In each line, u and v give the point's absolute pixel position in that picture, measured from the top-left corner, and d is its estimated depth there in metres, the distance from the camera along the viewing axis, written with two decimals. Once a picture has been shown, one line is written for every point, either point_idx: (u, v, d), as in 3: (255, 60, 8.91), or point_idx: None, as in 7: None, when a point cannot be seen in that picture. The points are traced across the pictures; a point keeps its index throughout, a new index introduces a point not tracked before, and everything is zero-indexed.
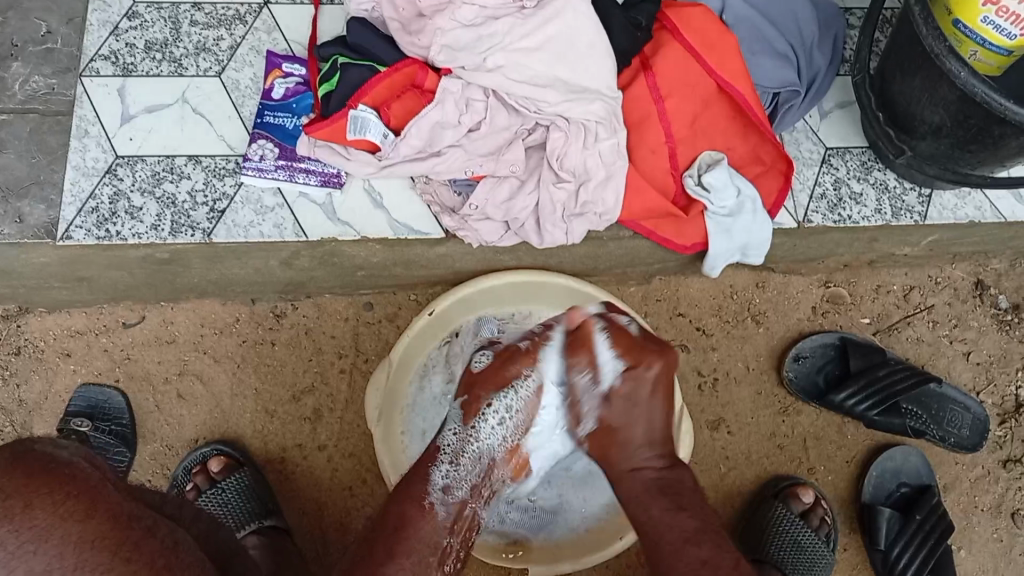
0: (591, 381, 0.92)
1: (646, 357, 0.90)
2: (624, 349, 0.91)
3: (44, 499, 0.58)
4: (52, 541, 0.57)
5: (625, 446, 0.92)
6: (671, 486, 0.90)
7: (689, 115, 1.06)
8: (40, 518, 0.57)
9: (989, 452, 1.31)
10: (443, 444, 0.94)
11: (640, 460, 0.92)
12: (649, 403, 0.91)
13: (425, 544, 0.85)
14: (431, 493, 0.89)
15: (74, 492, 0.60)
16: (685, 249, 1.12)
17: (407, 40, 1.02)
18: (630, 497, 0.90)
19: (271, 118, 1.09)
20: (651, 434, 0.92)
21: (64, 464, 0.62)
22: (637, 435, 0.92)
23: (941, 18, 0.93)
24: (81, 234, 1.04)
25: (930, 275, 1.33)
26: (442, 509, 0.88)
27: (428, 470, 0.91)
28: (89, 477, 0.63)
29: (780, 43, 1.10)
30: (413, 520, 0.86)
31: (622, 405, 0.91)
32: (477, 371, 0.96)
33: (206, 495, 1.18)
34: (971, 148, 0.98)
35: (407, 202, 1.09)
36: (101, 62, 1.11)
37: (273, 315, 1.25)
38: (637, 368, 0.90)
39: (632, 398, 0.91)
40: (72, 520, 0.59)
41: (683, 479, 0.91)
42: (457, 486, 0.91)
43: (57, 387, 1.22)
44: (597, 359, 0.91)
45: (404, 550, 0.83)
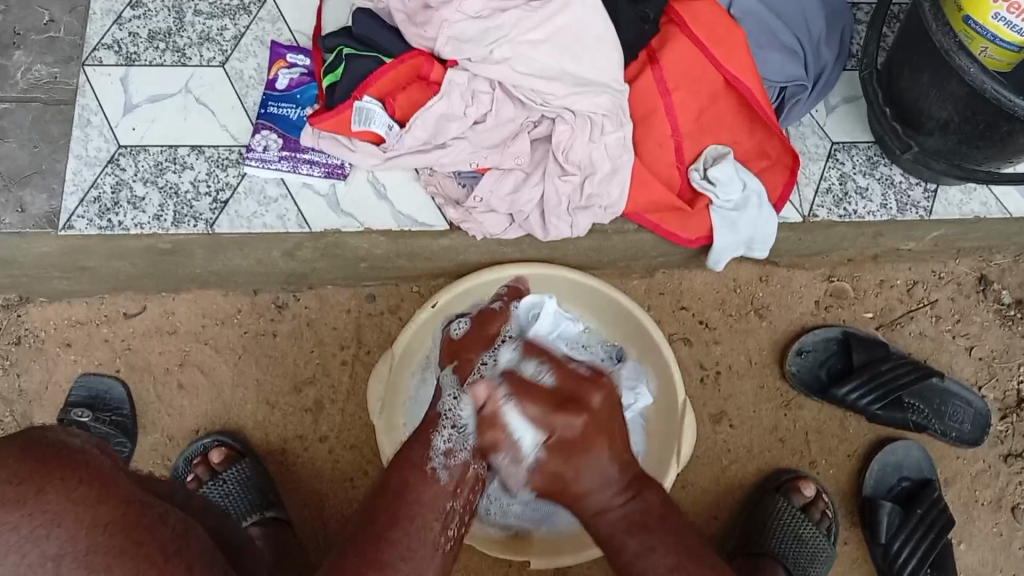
0: (513, 459, 0.80)
1: (563, 417, 0.78)
2: (541, 410, 0.78)
3: (56, 486, 0.58)
4: (66, 524, 0.57)
5: (585, 498, 0.81)
6: (641, 523, 0.80)
7: (695, 110, 1.06)
8: (52, 502, 0.57)
9: (990, 446, 1.31)
10: (443, 409, 0.90)
11: (603, 505, 0.81)
12: (591, 455, 0.80)
13: (428, 509, 0.82)
14: (433, 458, 0.85)
15: (85, 478, 0.61)
16: (689, 242, 1.10)
17: (412, 31, 1.01)
18: (603, 542, 0.82)
19: (275, 109, 1.08)
20: (607, 480, 0.81)
21: (75, 451, 0.63)
22: (587, 487, 0.80)
23: (951, 15, 0.92)
24: (83, 224, 1.04)
25: (934, 270, 1.33)
26: (444, 473, 0.84)
27: (429, 435, 0.87)
28: (101, 464, 0.64)
29: (788, 37, 1.10)
30: (414, 483, 0.83)
31: (562, 468, 0.79)
32: (459, 337, 0.94)
33: (208, 486, 1.18)
34: (978, 144, 0.98)
35: (411, 193, 1.09)
36: (103, 51, 1.10)
37: (275, 305, 1.25)
38: (561, 429, 0.78)
39: (571, 455, 0.79)
40: (85, 504, 0.59)
41: (652, 507, 0.81)
42: (460, 448, 0.86)
43: (59, 377, 1.22)
44: (513, 433, 0.79)
45: (407, 512, 0.80)
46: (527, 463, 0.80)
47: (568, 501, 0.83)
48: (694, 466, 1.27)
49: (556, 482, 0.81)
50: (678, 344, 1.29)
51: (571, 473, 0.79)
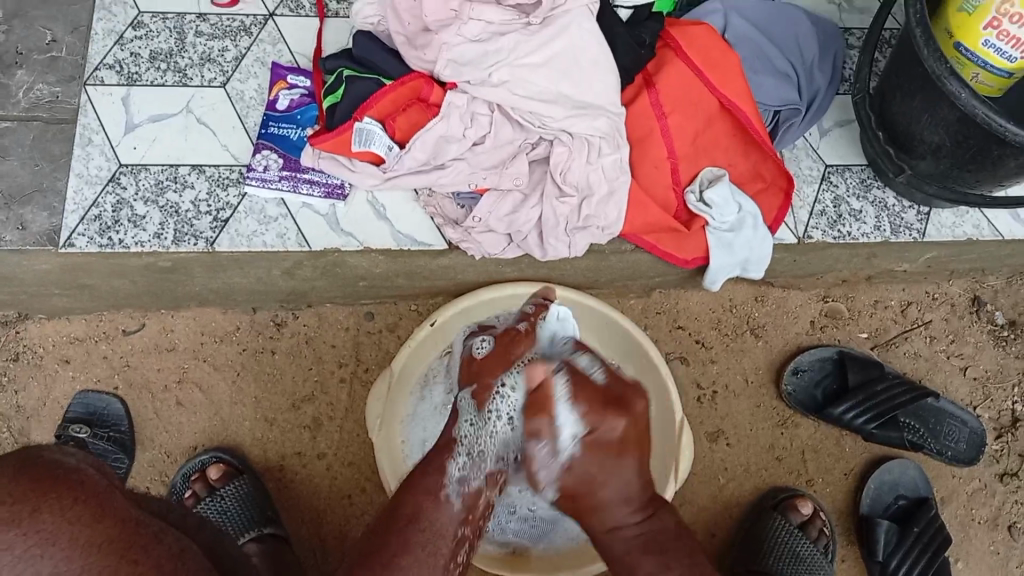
0: (551, 450, 0.87)
1: (607, 420, 0.85)
2: (586, 406, 0.85)
3: (52, 504, 0.59)
4: (59, 544, 0.57)
5: (602, 510, 0.89)
6: (655, 542, 0.88)
7: (691, 132, 1.07)
8: (47, 521, 0.58)
9: (986, 466, 1.32)
10: (460, 436, 0.92)
11: (618, 521, 0.89)
12: (620, 466, 0.87)
13: (441, 535, 0.83)
14: (448, 485, 0.87)
15: (82, 497, 0.61)
16: (686, 263, 1.11)
17: (414, 54, 1.03)
18: (614, 558, 0.89)
19: (275, 130, 1.09)
20: (628, 496, 0.89)
21: (71, 470, 0.63)
22: (608, 497, 0.88)
23: (943, 41, 0.94)
24: (83, 241, 1.04)
25: (928, 290, 1.34)
26: (458, 501, 0.86)
27: (444, 462, 0.89)
28: (97, 484, 0.64)
29: (782, 61, 1.12)
30: (427, 511, 0.84)
31: (592, 474, 0.87)
32: (481, 357, 0.93)
33: (205, 503, 1.18)
34: (970, 167, 0.99)
35: (410, 213, 1.10)
36: (105, 71, 1.11)
37: (273, 323, 1.26)
38: (598, 432, 0.85)
39: (598, 463, 0.86)
40: (80, 524, 0.59)
41: (666, 528, 0.89)
42: (472, 477, 0.89)
43: (56, 393, 1.22)
44: (558, 424, 0.86)
45: (422, 540, 0.81)
46: (562, 457, 0.86)
47: (585, 510, 0.90)
48: (691, 485, 1.27)
49: (581, 486, 0.88)
50: (675, 363, 1.30)
51: (599, 481, 0.87)
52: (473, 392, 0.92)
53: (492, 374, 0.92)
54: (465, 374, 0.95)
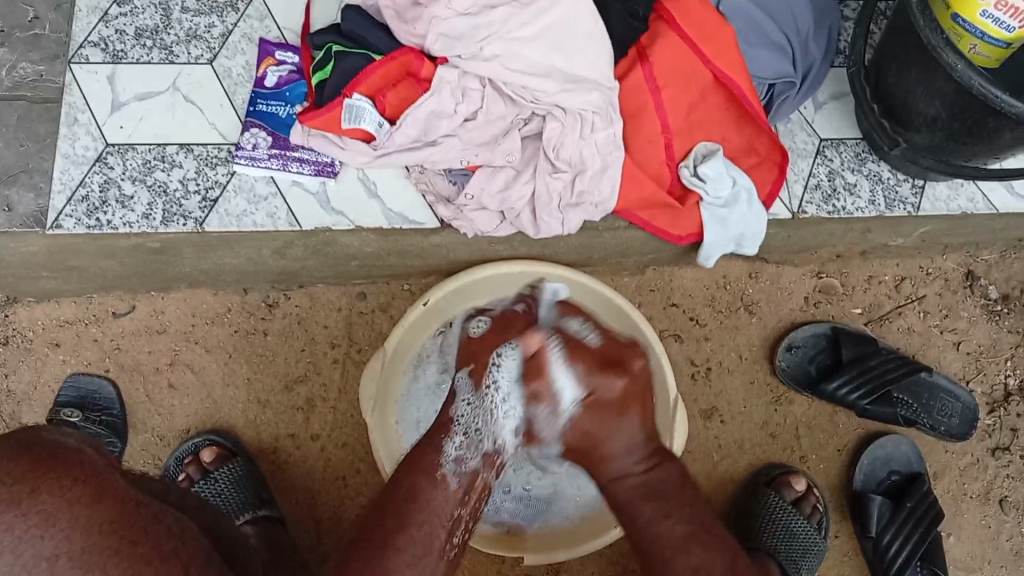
0: (551, 412, 0.84)
1: (605, 382, 0.83)
2: (585, 367, 0.83)
3: (52, 486, 0.58)
4: (61, 525, 0.56)
5: (608, 462, 0.86)
6: (656, 491, 0.86)
7: (685, 105, 1.06)
8: (47, 503, 0.57)
9: (978, 440, 1.32)
10: (456, 415, 0.89)
11: (623, 469, 0.86)
12: (619, 421, 0.84)
13: (436, 515, 0.84)
14: (444, 464, 0.86)
15: (83, 477, 0.60)
16: (679, 240, 1.11)
17: (403, 28, 1.01)
18: (618, 503, 0.87)
19: (262, 107, 1.08)
20: (632, 448, 0.86)
21: (71, 450, 0.62)
22: (616, 449, 0.85)
23: (939, 12, 0.93)
24: (72, 223, 1.03)
25: (922, 266, 1.34)
26: (453, 480, 0.85)
27: (440, 441, 0.87)
28: (96, 465, 0.63)
29: (777, 33, 1.10)
30: (424, 491, 0.84)
31: (591, 429, 0.84)
32: (478, 336, 0.89)
33: (199, 485, 1.17)
34: (964, 140, 0.99)
35: (401, 191, 1.09)
36: (90, 49, 1.09)
37: (265, 304, 1.25)
38: (597, 390, 0.83)
39: (601, 418, 0.84)
40: (81, 505, 0.58)
41: (669, 478, 0.87)
42: (470, 457, 0.87)
43: (47, 377, 1.21)
44: (554, 383, 0.83)
45: (416, 523, 0.82)
46: (562, 421, 0.84)
47: (589, 459, 0.87)
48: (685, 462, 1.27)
49: (583, 440, 0.85)
50: (669, 340, 1.29)
51: (603, 435, 0.84)
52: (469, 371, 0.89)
53: (487, 352, 0.87)
54: (465, 353, 0.91)
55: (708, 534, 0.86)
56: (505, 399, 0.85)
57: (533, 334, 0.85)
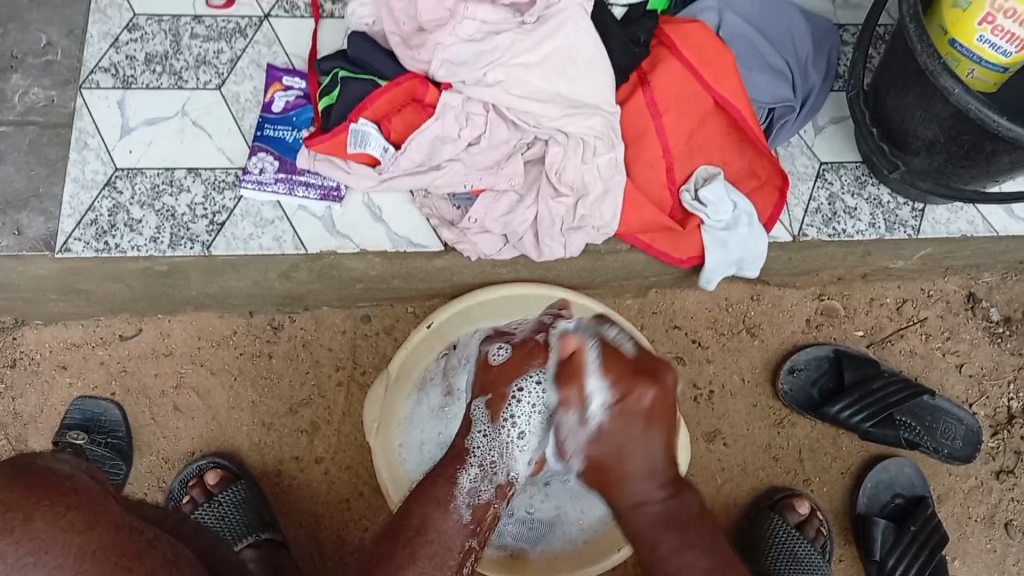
0: (578, 420, 0.82)
1: (638, 391, 0.79)
2: (617, 375, 0.80)
3: (45, 512, 0.59)
4: (52, 552, 0.58)
5: (630, 485, 0.83)
6: (678, 519, 0.84)
7: (686, 130, 1.08)
8: (40, 529, 0.58)
9: (982, 463, 1.32)
10: (472, 447, 0.89)
11: (644, 495, 0.84)
12: (644, 436, 0.81)
13: (448, 546, 0.83)
14: (458, 497, 0.86)
15: (76, 504, 0.61)
16: (680, 262, 1.12)
17: (408, 54, 1.03)
18: (635, 534, 0.85)
19: (270, 131, 1.10)
20: (654, 470, 0.83)
21: (64, 477, 0.63)
22: (638, 471, 0.82)
23: (937, 37, 0.94)
24: (80, 246, 1.04)
25: (923, 288, 1.35)
26: (466, 512, 0.86)
27: (455, 473, 0.88)
28: (92, 491, 0.64)
29: (776, 58, 1.12)
30: (436, 522, 0.83)
31: (615, 442, 0.81)
32: (499, 364, 0.89)
33: (202, 509, 1.18)
34: (964, 164, 1.00)
35: (406, 215, 1.10)
36: (101, 74, 1.11)
37: (270, 327, 1.26)
38: (628, 400, 0.79)
39: (628, 430, 0.80)
40: (74, 531, 0.59)
41: (689, 506, 0.85)
42: (483, 489, 0.88)
43: (55, 400, 1.22)
44: (587, 388, 0.80)
45: (430, 555, 0.81)
46: (589, 430, 0.81)
47: (608, 481, 0.84)
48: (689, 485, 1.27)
49: (607, 457, 0.82)
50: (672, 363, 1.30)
51: (626, 451, 0.81)
52: (487, 401, 0.89)
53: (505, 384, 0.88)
54: (480, 380, 0.90)
55: (731, 569, 0.84)
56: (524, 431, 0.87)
57: (574, 334, 0.84)
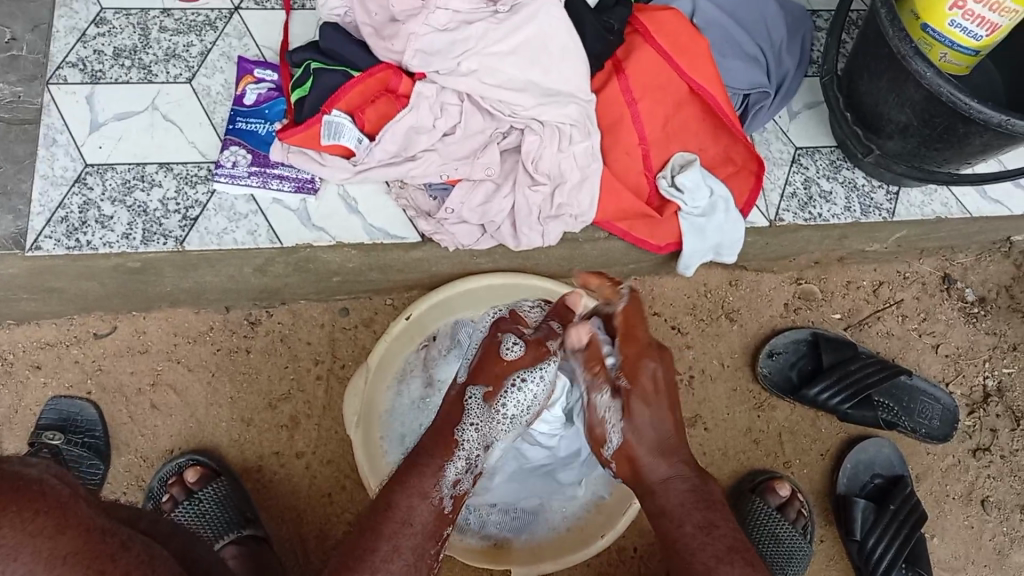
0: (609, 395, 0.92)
1: (649, 363, 0.92)
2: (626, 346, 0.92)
3: (13, 519, 0.58)
4: (22, 559, 0.57)
5: (650, 459, 0.90)
6: (705, 498, 0.89)
7: (662, 117, 1.08)
8: (8, 536, 0.57)
9: (959, 442, 1.33)
10: (462, 439, 0.92)
11: (668, 472, 0.90)
12: (661, 404, 0.91)
13: (429, 537, 0.87)
14: (443, 488, 0.89)
15: (43, 509, 0.60)
16: (658, 249, 1.12)
17: (382, 45, 1.02)
18: (661, 511, 0.88)
19: (243, 124, 1.09)
20: (670, 441, 0.91)
21: (33, 481, 0.61)
22: (656, 442, 0.90)
23: (908, 22, 0.94)
24: (51, 244, 1.02)
25: (899, 270, 1.36)
26: (448, 504, 0.89)
27: (442, 464, 0.90)
28: (61, 494, 0.62)
29: (750, 44, 1.12)
30: (420, 514, 0.86)
31: (638, 410, 0.90)
32: (514, 361, 0.93)
33: (181, 507, 1.17)
34: (937, 146, 1.00)
35: (383, 206, 1.09)
36: (68, 69, 1.09)
37: (247, 322, 1.24)
38: (642, 368, 0.91)
39: (648, 399, 0.91)
40: (42, 537, 0.59)
41: (710, 490, 0.90)
42: (463, 480, 0.92)
43: (28, 400, 1.20)
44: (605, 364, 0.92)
45: (415, 547, 0.85)
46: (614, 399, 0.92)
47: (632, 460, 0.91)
48: None
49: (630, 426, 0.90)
50: None
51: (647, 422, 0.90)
52: (486, 391, 0.93)
53: (508, 377, 0.93)
54: (478, 368, 0.94)
55: (750, 554, 0.86)
56: (511, 421, 0.96)
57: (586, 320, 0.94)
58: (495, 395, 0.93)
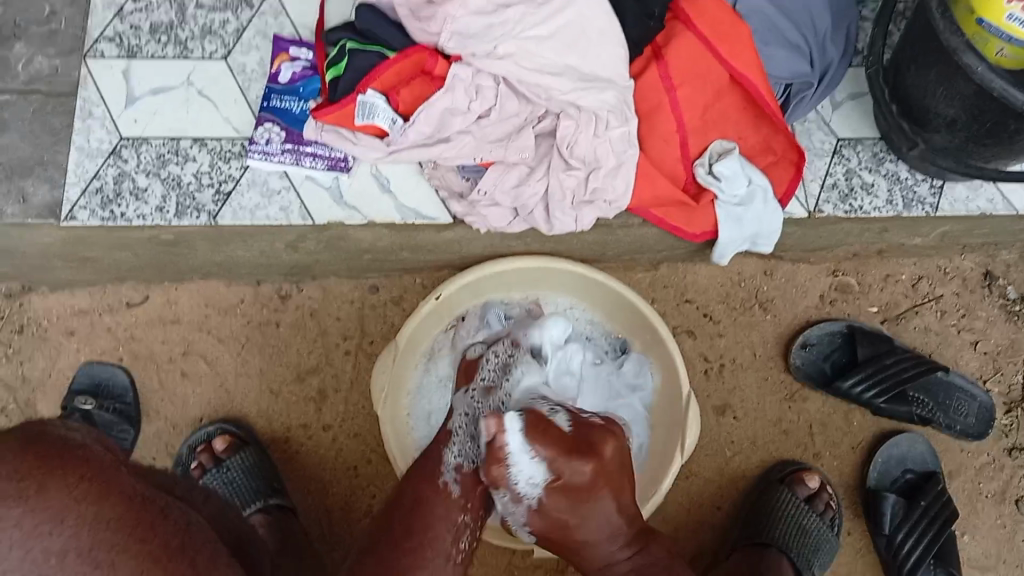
0: None
1: (573, 463, 0.79)
2: (556, 452, 0.78)
3: (58, 484, 0.57)
4: (69, 522, 0.56)
5: (588, 548, 0.86)
6: (644, 572, 0.86)
7: (701, 105, 1.05)
8: (55, 500, 0.56)
9: (994, 441, 1.31)
10: (454, 426, 0.96)
11: (609, 557, 0.87)
12: (597, 501, 0.82)
13: (443, 519, 0.88)
14: (444, 472, 0.91)
15: (88, 474, 0.59)
16: (695, 237, 1.11)
17: (416, 26, 1.00)
18: None
19: (277, 102, 1.08)
20: (613, 533, 0.85)
21: (76, 447, 0.61)
22: (592, 537, 0.85)
23: (962, 17, 0.91)
24: (86, 215, 1.04)
25: (939, 264, 1.32)
26: (456, 487, 0.90)
27: (441, 451, 0.93)
28: (103, 462, 0.62)
29: (794, 32, 1.08)
30: (428, 501, 0.89)
31: (562, 494, 0.80)
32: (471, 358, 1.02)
33: (211, 473, 1.18)
34: (986, 142, 0.97)
35: (415, 187, 1.08)
36: (105, 44, 1.09)
37: (278, 296, 1.25)
38: (569, 473, 0.79)
39: (573, 495, 0.81)
40: (87, 502, 0.57)
41: (655, 560, 0.87)
42: (468, 461, 0.92)
43: (62, 364, 1.22)
44: (514, 464, 0.79)
45: (423, 526, 0.87)
46: None
47: (572, 551, 0.88)
48: (698, 458, 1.27)
49: (558, 525, 0.84)
50: (682, 337, 1.29)
51: (575, 519, 0.83)
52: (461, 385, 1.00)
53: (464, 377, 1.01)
54: (462, 374, 1.02)
55: None
56: (486, 391, 0.97)
57: (509, 401, 0.93)
58: (470, 380, 0.99)
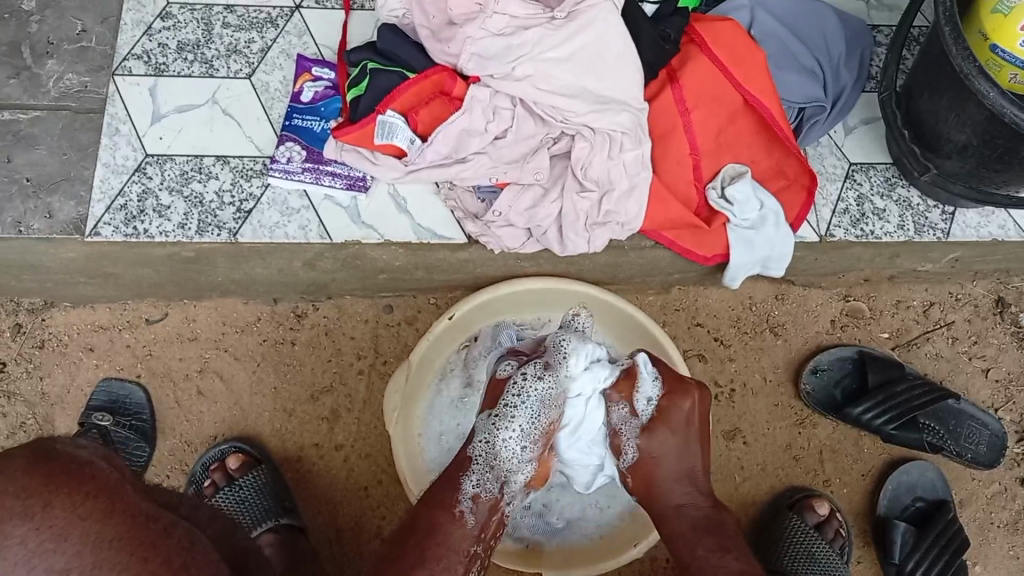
0: (630, 412, 0.99)
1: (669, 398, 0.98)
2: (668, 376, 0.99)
3: (63, 500, 0.58)
4: (72, 540, 0.57)
5: (667, 483, 0.97)
6: (715, 525, 0.92)
7: (714, 128, 1.07)
8: (59, 517, 0.57)
9: (1006, 469, 1.31)
10: (474, 454, 0.97)
11: (682, 498, 0.95)
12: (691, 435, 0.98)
13: (455, 550, 0.88)
14: (461, 501, 0.92)
15: (94, 492, 0.60)
16: (706, 259, 1.11)
17: (438, 48, 1.03)
18: (675, 535, 0.93)
19: (298, 121, 1.10)
20: (692, 472, 0.97)
21: (83, 463, 0.62)
22: (674, 466, 0.97)
23: (977, 44, 0.93)
24: (109, 231, 1.06)
25: (950, 291, 1.33)
26: (471, 517, 0.91)
27: (459, 479, 0.94)
28: (110, 478, 0.63)
29: (806, 57, 1.11)
30: (443, 526, 0.89)
31: (666, 419, 0.97)
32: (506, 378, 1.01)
33: (222, 493, 1.19)
34: (995, 167, 0.98)
35: (431, 207, 1.11)
36: (133, 61, 1.12)
37: (294, 315, 1.26)
38: (671, 397, 0.98)
39: (671, 426, 0.97)
40: (92, 520, 0.58)
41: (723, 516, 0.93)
42: (485, 491, 0.94)
43: (80, 380, 1.23)
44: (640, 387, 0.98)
45: (439, 555, 0.86)
46: (642, 421, 0.98)
47: (649, 488, 0.97)
48: None
49: (654, 450, 0.97)
50: (693, 360, 1.29)
51: (667, 445, 0.97)
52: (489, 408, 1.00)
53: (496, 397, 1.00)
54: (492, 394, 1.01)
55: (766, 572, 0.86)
56: (511, 421, 0.97)
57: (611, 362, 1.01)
58: (494, 403, 0.99)
